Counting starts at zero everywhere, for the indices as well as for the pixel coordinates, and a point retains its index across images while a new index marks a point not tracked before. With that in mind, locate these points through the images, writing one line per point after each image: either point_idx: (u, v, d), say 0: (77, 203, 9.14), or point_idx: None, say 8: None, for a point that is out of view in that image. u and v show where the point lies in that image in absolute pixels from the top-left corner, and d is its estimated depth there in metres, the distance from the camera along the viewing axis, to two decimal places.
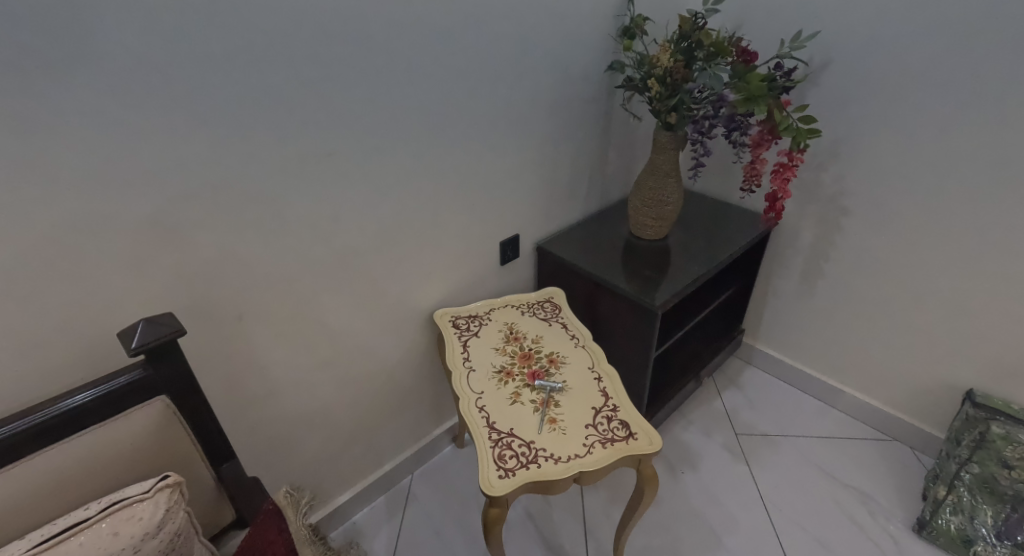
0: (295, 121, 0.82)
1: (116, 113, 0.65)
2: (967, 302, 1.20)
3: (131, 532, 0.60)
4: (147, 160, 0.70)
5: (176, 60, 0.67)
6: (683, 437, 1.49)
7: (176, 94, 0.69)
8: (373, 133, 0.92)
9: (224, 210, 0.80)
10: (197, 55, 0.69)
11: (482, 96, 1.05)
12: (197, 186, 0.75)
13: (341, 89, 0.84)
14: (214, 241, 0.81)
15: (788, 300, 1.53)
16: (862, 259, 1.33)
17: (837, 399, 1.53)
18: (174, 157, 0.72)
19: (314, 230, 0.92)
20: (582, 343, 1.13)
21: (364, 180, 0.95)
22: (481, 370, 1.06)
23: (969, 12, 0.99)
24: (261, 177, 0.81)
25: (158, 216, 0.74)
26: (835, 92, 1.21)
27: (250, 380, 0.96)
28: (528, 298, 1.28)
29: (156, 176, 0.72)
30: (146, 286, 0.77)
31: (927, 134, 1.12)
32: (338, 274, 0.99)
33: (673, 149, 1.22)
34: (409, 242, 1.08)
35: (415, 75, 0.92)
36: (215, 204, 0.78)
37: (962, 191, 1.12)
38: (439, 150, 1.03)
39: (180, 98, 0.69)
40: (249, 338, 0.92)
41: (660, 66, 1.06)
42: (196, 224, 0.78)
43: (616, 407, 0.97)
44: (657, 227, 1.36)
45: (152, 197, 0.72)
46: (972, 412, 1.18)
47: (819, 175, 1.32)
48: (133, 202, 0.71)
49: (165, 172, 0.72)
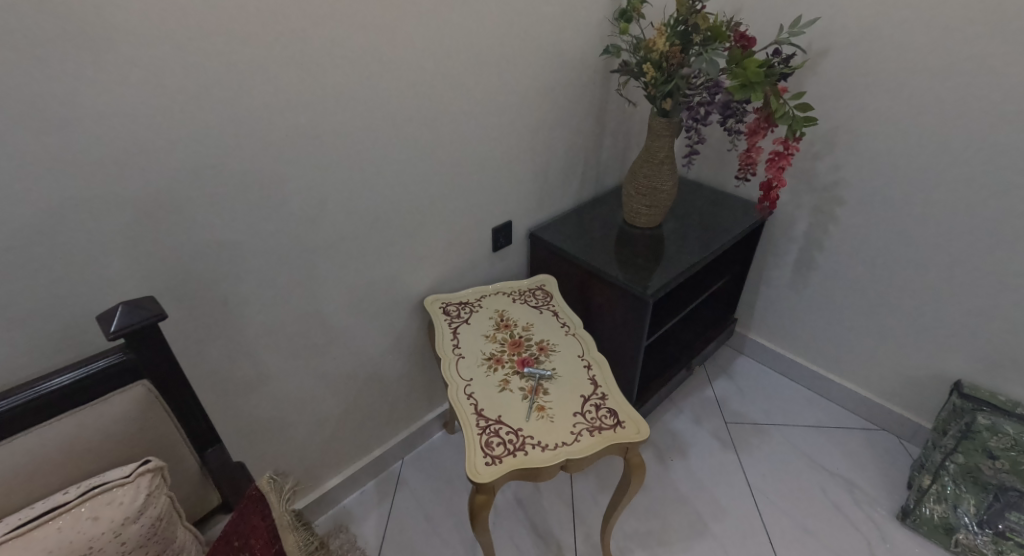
0: (281, 102, 0.79)
1: (93, 88, 0.63)
2: (959, 293, 1.20)
3: (111, 516, 0.59)
4: (127, 141, 0.68)
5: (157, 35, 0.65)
6: (673, 425, 1.49)
7: (158, 71, 0.66)
8: (363, 114, 0.89)
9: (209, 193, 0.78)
10: (178, 30, 0.66)
11: (474, 77, 1.03)
12: (180, 168, 0.73)
13: (329, 68, 0.82)
14: (199, 225, 0.79)
15: (780, 290, 1.53)
16: (855, 249, 1.32)
17: (827, 388, 1.54)
18: (156, 138, 0.70)
19: (302, 214, 0.90)
20: (572, 331, 1.12)
21: (354, 163, 0.93)
22: (470, 356, 1.05)
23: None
24: (247, 159, 0.79)
25: (140, 199, 0.72)
26: (834, 79, 1.19)
27: (237, 366, 0.95)
28: (519, 285, 1.27)
29: (137, 157, 0.69)
30: (130, 270, 0.75)
31: (925, 124, 1.10)
32: (326, 259, 0.98)
33: (668, 136, 1.21)
34: (400, 227, 1.07)
35: (405, 55, 0.90)
36: (198, 187, 0.76)
37: (958, 182, 1.11)
38: (430, 134, 1.01)
39: (162, 74, 0.67)
40: (237, 322, 0.91)
41: (656, 50, 1.04)
42: (180, 207, 0.76)
43: (604, 395, 0.97)
44: (651, 215, 1.35)
45: (133, 178, 0.70)
46: (959, 403, 1.19)
47: (815, 164, 1.31)
48: (114, 183, 0.69)
49: (146, 153, 0.70)
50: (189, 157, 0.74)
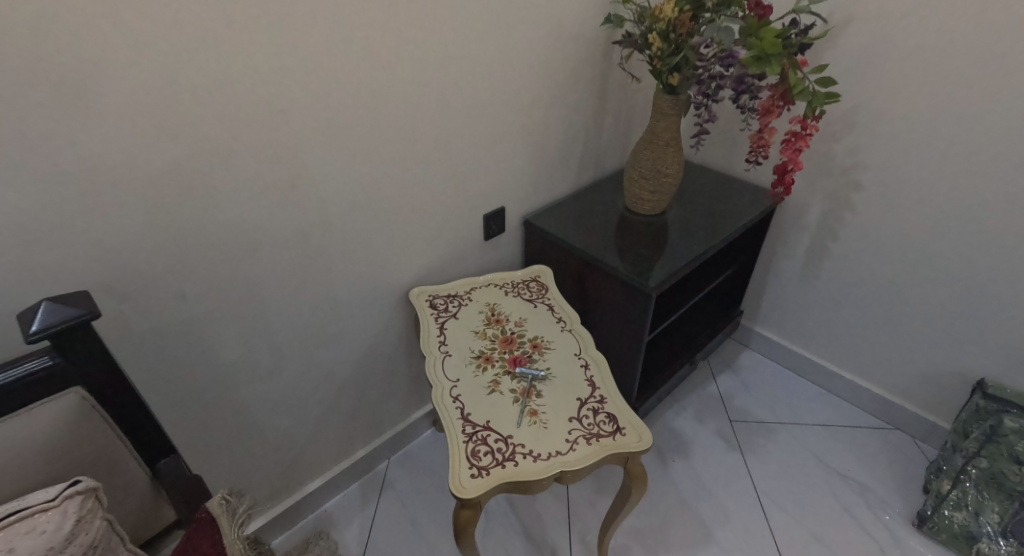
0: (242, 71, 0.70)
1: (5, 45, 0.54)
2: (985, 286, 1.11)
3: (32, 548, 0.51)
4: (57, 110, 0.59)
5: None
6: (675, 424, 1.42)
7: (85, 28, 0.57)
8: (336, 86, 0.80)
9: (159, 173, 0.69)
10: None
11: (462, 47, 0.93)
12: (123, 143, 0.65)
13: (296, 32, 0.72)
14: (149, 210, 0.70)
15: (790, 281, 1.45)
16: (873, 238, 1.24)
17: (838, 385, 1.46)
18: (91, 108, 0.61)
19: (270, 199, 0.81)
20: (568, 326, 1.04)
21: (327, 141, 0.84)
22: (457, 355, 0.97)
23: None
24: (202, 135, 0.70)
25: (76, 179, 0.63)
26: (856, 53, 1.09)
27: (201, 364, 0.87)
28: (512, 277, 1.18)
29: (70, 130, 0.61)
30: (68, 259, 0.67)
31: (956, 102, 1.01)
32: (299, 248, 0.89)
33: (675, 115, 1.11)
34: (381, 213, 0.98)
35: (383, 19, 0.80)
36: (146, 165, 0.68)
37: (990, 164, 1.02)
38: (413, 109, 0.92)
39: (90, 31, 0.58)
40: (198, 317, 0.83)
41: (663, 18, 0.94)
42: (125, 189, 0.67)
43: (603, 399, 0.88)
44: (654, 201, 1.26)
45: (66, 155, 0.61)
46: (982, 404, 1.12)
47: (832, 147, 1.21)
48: (42, 160, 0.60)
49: (81, 125, 0.61)
50: (131, 130, 0.65)
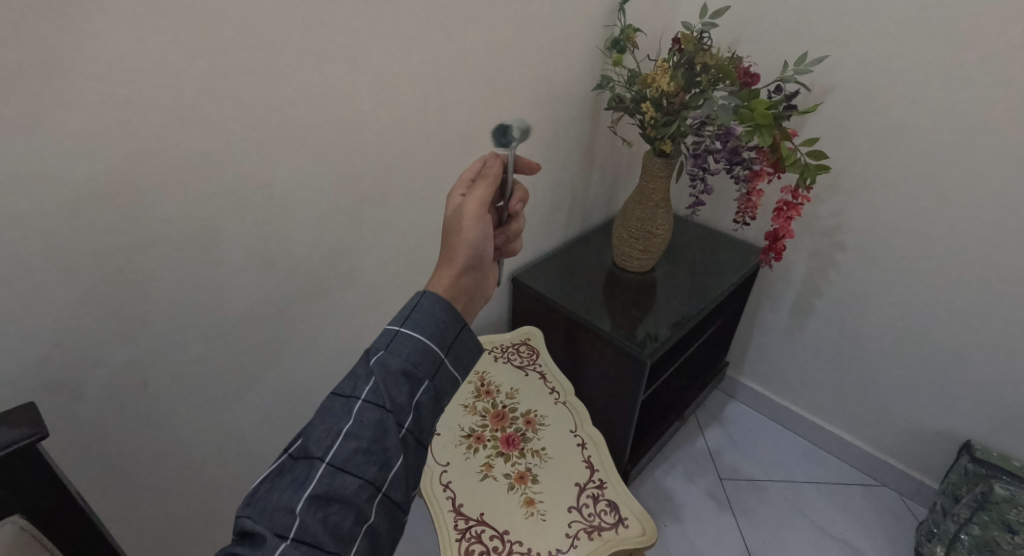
0: (228, 162, 0.68)
1: (34, 149, 0.54)
2: (969, 350, 1.12)
3: None
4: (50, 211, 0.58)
5: (22, 67, 0.51)
6: (665, 483, 1.38)
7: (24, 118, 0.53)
8: (308, 150, 0.76)
9: (137, 269, 0.67)
10: (53, 57, 0.53)
11: (449, 110, 0.91)
12: (115, 241, 0.63)
13: (268, 96, 0.68)
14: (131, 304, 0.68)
15: (775, 335, 1.44)
16: (856, 298, 1.23)
17: (824, 440, 1.45)
18: (88, 208, 0.60)
19: (239, 279, 0.77)
20: (563, 398, 1.01)
21: (303, 214, 0.80)
22: (447, 435, 0.93)
23: (1006, 35, 0.88)
24: (181, 226, 0.68)
25: (47, 283, 0.60)
26: (837, 118, 1.10)
27: (160, 455, 0.81)
28: (500, 340, 1.14)
29: (61, 224, 0.59)
30: (27, 365, 0.63)
31: (929, 173, 1.03)
32: (269, 325, 0.84)
33: (665, 176, 1.10)
34: (362, 278, 0.94)
35: (364, 83, 0.77)
36: (123, 263, 0.65)
37: (978, 235, 1.02)
38: (394, 170, 0.88)
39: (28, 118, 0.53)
40: (165, 412, 0.78)
41: (656, 88, 0.96)
42: (99, 286, 0.64)
43: (603, 484, 0.87)
44: (644, 259, 1.24)
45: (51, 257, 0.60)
46: (971, 467, 1.14)
47: (815, 207, 1.21)
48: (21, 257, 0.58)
49: (70, 219, 0.59)
50: (90, 223, 0.61)
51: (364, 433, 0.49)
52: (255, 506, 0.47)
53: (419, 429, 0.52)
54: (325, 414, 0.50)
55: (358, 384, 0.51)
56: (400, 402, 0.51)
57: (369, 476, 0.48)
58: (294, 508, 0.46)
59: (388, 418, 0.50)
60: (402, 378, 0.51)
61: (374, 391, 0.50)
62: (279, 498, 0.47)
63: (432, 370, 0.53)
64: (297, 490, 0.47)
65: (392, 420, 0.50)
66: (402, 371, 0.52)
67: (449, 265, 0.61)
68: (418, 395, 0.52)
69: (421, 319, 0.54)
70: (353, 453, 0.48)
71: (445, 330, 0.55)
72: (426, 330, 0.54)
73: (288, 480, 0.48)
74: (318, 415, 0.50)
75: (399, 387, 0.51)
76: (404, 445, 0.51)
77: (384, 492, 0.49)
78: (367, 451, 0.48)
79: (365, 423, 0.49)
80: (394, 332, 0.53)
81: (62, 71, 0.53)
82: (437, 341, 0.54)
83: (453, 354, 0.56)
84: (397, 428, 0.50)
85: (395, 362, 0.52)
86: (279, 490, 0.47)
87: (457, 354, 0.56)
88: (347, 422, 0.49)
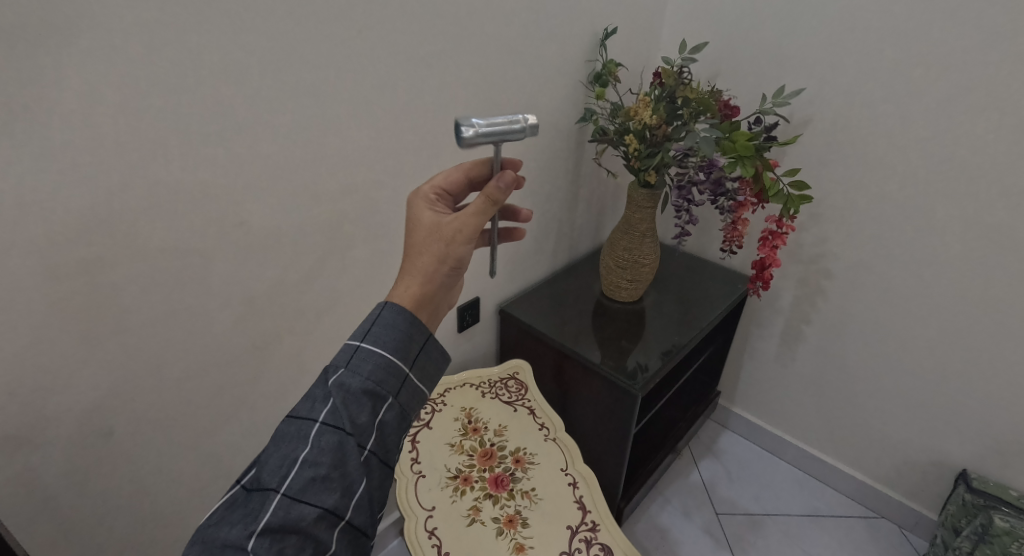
0: (205, 199, 0.67)
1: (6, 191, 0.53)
2: (960, 377, 1.11)
3: None
4: (15, 254, 0.56)
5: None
6: (661, 519, 1.34)
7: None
8: (290, 185, 0.75)
9: (109, 311, 0.64)
10: (27, 91, 0.51)
11: (433, 143, 0.91)
12: (84, 283, 0.61)
13: (250, 131, 0.68)
14: (99, 347, 0.65)
15: (766, 363, 1.42)
16: (844, 325, 1.23)
17: (820, 470, 1.42)
18: (57, 250, 0.58)
19: (215, 318, 0.75)
20: (552, 434, 0.98)
21: (282, 250, 0.78)
22: (433, 477, 0.89)
23: (976, 67, 0.91)
24: (156, 266, 0.66)
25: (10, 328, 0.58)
26: (817, 148, 1.12)
27: (125, 504, 0.77)
28: (488, 374, 1.11)
29: (28, 266, 0.57)
30: None
31: (910, 201, 1.04)
32: (247, 364, 0.81)
33: (651, 207, 1.11)
34: (344, 313, 0.92)
35: (348, 119, 0.77)
36: (92, 305, 0.63)
37: (961, 260, 1.03)
38: (378, 204, 0.87)
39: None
40: (133, 459, 0.74)
41: (639, 120, 0.97)
42: (66, 331, 0.62)
43: (595, 526, 0.84)
44: (633, 289, 1.23)
45: (16, 301, 0.57)
46: (970, 498, 1.12)
47: (800, 235, 1.22)
48: None
49: (37, 262, 0.57)
50: (58, 265, 0.59)
51: (322, 460, 0.45)
52: (205, 544, 0.45)
53: (384, 449, 0.49)
54: (280, 440, 0.47)
55: (316, 406, 0.47)
56: (361, 423, 0.47)
57: (328, 505, 0.45)
58: (246, 544, 0.43)
59: (348, 441, 0.46)
60: (363, 397, 0.48)
61: (332, 412, 0.47)
62: (231, 534, 0.44)
63: (397, 386, 0.50)
64: (249, 526, 0.44)
65: (353, 443, 0.46)
66: (363, 390, 0.48)
67: (415, 273, 0.55)
68: (382, 413, 0.49)
69: (382, 333, 0.51)
70: (311, 482, 0.44)
71: (408, 343, 0.52)
72: (388, 344, 0.50)
73: (240, 515, 0.45)
74: (274, 443, 0.47)
75: (360, 406, 0.48)
76: (368, 468, 0.47)
77: (348, 519, 0.46)
78: (326, 478, 0.45)
79: (323, 449, 0.45)
80: (354, 348, 0.50)
81: (35, 106, 0.52)
82: (400, 354, 0.51)
83: (419, 367, 0.52)
84: (359, 451, 0.47)
85: (355, 381, 0.48)
86: (231, 527, 0.44)
87: (423, 367, 0.53)
88: (303, 448, 0.46)
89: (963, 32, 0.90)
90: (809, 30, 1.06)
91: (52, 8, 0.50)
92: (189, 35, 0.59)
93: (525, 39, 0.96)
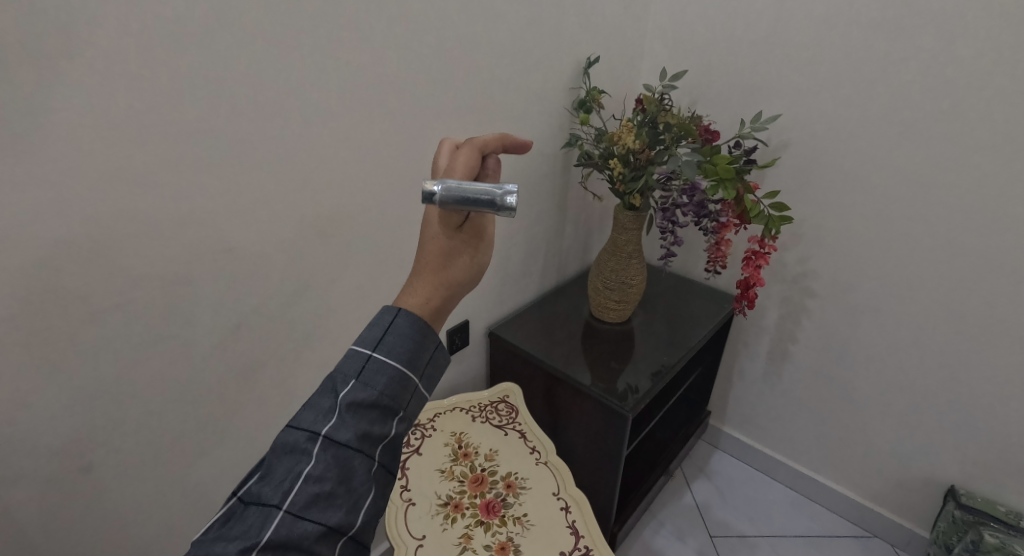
0: (194, 226, 0.67)
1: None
2: (943, 392, 1.13)
3: None
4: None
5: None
6: (655, 543, 1.33)
7: None
8: (280, 209, 0.75)
9: (93, 338, 0.64)
10: (16, 115, 0.52)
11: (421, 168, 0.92)
12: (68, 310, 0.61)
13: (239, 156, 0.68)
14: (82, 376, 0.64)
15: (753, 383, 1.43)
16: (829, 342, 1.25)
17: (812, 489, 1.42)
18: (40, 276, 0.58)
19: (201, 344, 0.74)
20: (544, 458, 0.97)
21: (270, 273, 0.78)
22: (423, 505, 0.88)
23: (940, 91, 0.96)
24: (141, 292, 0.66)
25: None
26: (795, 170, 1.16)
27: (102, 538, 0.74)
28: (478, 398, 1.11)
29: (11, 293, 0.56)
30: None
31: (886, 220, 1.08)
32: (233, 390, 0.80)
33: (637, 228, 1.13)
34: (332, 338, 0.91)
35: (337, 146, 0.79)
36: (75, 332, 0.62)
37: (936, 276, 1.06)
38: (367, 228, 0.88)
39: None
40: (113, 492, 0.72)
41: (622, 145, 0.99)
42: (47, 359, 0.61)
43: (589, 551, 0.83)
44: (621, 309, 1.24)
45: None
46: (959, 515, 1.13)
47: (783, 254, 1.24)
48: None
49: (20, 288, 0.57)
50: (42, 292, 0.58)
51: (328, 475, 0.44)
52: None
53: (391, 459, 0.49)
54: (284, 451, 0.45)
55: (319, 419, 0.46)
56: (372, 437, 0.47)
57: (332, 522, 0.43)
58: None
59: (356, 456, 0.46)
60: (374, 411, 0.48)
61: (337, 425, 0.46)
62: (227, 551, 0.41)
63: (407, 398, 0.50)
64: (248, 541, 0.41)
65: (361, 459, 0.46)
66: (374, 403, 0.48)
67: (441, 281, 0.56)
68: (394, 427, 0.49)
69: (395, 342, 0.51)
70: (314, 499, 0.43)
71: (419, 351, 0.52)
72: (401, 354, 0.50)
73: (238, 531, 0.42)
74: (276, 454, 0.46)
75: (369, 420, 0.47)
76: (375, 480, 0.47)
77: (351, 536, 0.45)
78: (330, 495, 0.44)
79: (328, 464, 0.44)
80: (366, 359, 0.49)
81: (24, 126, 0.53)
82: (412, 366, 0.51)
83: (427, 377, 0.52)
84: (366, 467, 0.46)
85: (366, 394, 0.48)
86: (227, 542, 0.42)
87: (429, 376, 0.53)
88: (308, 464, 0.44)
89: (926, 61, 0.95)
90: (781, 58, 1.11)
91: (48, 42, 0.52)
92: (183, 67, 0.60)
93: (510, 67, 0.99)
